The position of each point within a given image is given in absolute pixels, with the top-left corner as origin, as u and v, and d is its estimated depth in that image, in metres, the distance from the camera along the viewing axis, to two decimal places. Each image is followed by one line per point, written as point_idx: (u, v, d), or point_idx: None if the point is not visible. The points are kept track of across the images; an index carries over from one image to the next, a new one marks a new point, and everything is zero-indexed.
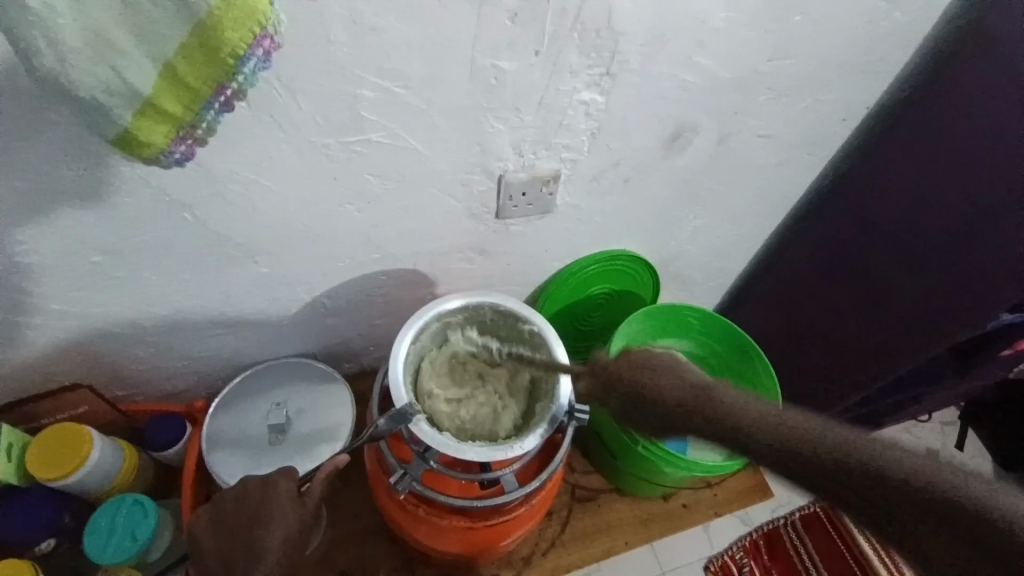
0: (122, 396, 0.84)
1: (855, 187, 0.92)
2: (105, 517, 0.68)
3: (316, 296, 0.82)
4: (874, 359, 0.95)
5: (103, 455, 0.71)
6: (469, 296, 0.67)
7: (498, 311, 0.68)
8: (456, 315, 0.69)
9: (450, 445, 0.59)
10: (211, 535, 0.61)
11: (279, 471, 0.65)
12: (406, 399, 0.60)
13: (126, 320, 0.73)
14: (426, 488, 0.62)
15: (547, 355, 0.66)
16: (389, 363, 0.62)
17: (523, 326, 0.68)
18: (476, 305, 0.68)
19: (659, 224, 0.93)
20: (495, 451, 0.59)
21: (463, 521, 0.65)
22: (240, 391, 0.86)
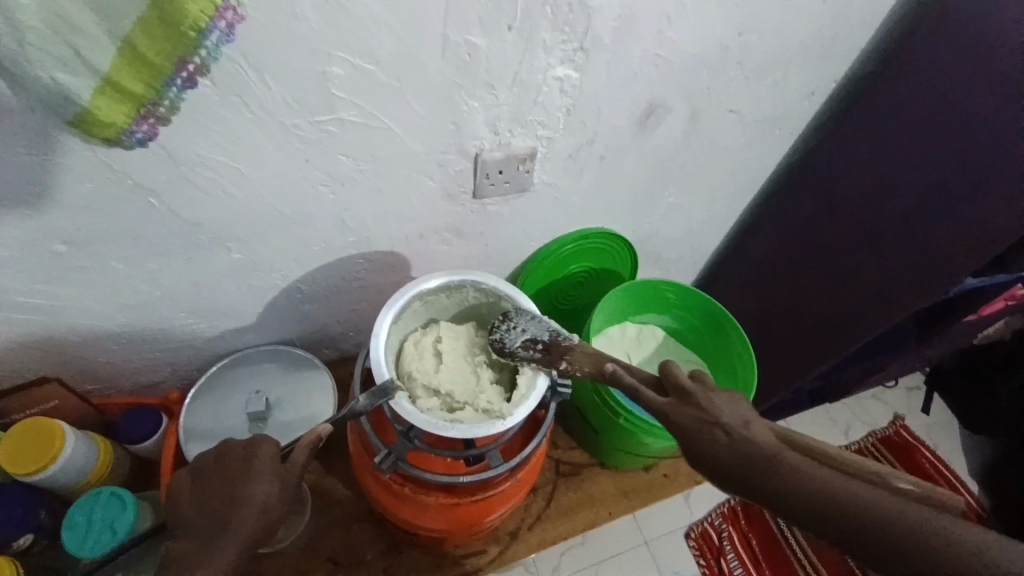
0: (95, 389, 0.82)
1: (823, 161, 0.95)
2: (82, 512, 0.67)
3: (291, 282, 0.80)
4: (838, 337, 0.97)
5: (76, 450, 0.70)
6: (451, 275, 0.67)
7: (481, 290, 0.68)
8: (438, 294, 0.68)
9: (432, 424, 0.58)
10: (190, 499, 0.58)
11: (263, 435, 0.63)
12: (389, 376, 0.60)
13: (94, 311, 0.71)
14: (411, 466, 0.62)
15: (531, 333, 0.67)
16: (371, 344, 0.61)
17: (506, 305, 0.68)
18: (458, 284, 0.67)
19: (635, 202, 0.94)
20: (479, 429, 0.59)
21: (449, 498, 0.66)
22: (218, 380, 0.85)
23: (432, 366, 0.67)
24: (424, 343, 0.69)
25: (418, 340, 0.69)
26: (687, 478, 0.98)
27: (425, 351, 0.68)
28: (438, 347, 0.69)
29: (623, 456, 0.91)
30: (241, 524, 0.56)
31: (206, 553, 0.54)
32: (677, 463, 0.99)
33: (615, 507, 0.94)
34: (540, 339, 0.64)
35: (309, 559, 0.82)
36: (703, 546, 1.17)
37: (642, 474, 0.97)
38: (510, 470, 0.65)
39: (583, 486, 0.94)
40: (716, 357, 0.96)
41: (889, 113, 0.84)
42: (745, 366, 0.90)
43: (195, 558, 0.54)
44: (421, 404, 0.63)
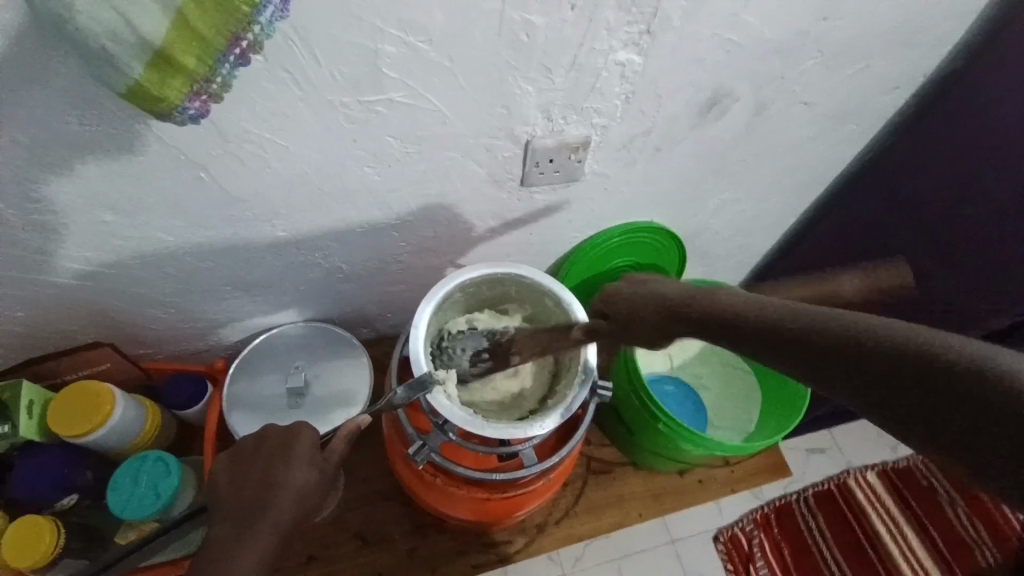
0: (143, 353, 0.84)
1: (898, 162, 0.87)
2: (128, 475, 0.69)
3: (333, 262, 0.80)
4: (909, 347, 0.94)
5: (125, 412, 0.72)
6: (494, 267, 0.64)
7: (523, 284, 0.66)
8: (480, 285, 0.66)
9: (467, 421, 0.57)
10: (229, 479, 0.60)
11: (300, 422, 0.63)
12: (425, 368, 0.58)
13: (143, 279, 0.73)
14: (445, 459, 0.62)
15: (572, 332, 0.63)
16: (410, 336, 0.59)
17: (550, 300, 0.65)
18: (501, 276, 0.65)
19: (689, 195, 0.89)
20: (515, 430, 0.57)
21: (479, 492, 0.66)
22: (259, 352, 0.86)
23: (469, 358, 0.66)
24: (463, 333, 0.67)
25: (458, 329, 0.67)
26: (723, 485, 0.95)
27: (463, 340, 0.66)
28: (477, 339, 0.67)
29: (657, 459, 0.88)
30: (276, 509, 0.57)
31: (243, 535, 0.56)
32: (714, 470, 0.96)
33: (645, 508, 0.92)
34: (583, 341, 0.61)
35: (339, 535, 0.83)
36: (731, 550, 1.13)
37: (675, 477, 0.94)
38: (543, 470, 0.63)
39: (613, 485, 0.92)
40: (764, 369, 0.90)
41: (984, 122, 0.76)
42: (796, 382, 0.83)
43: (232, 538, 0.55)
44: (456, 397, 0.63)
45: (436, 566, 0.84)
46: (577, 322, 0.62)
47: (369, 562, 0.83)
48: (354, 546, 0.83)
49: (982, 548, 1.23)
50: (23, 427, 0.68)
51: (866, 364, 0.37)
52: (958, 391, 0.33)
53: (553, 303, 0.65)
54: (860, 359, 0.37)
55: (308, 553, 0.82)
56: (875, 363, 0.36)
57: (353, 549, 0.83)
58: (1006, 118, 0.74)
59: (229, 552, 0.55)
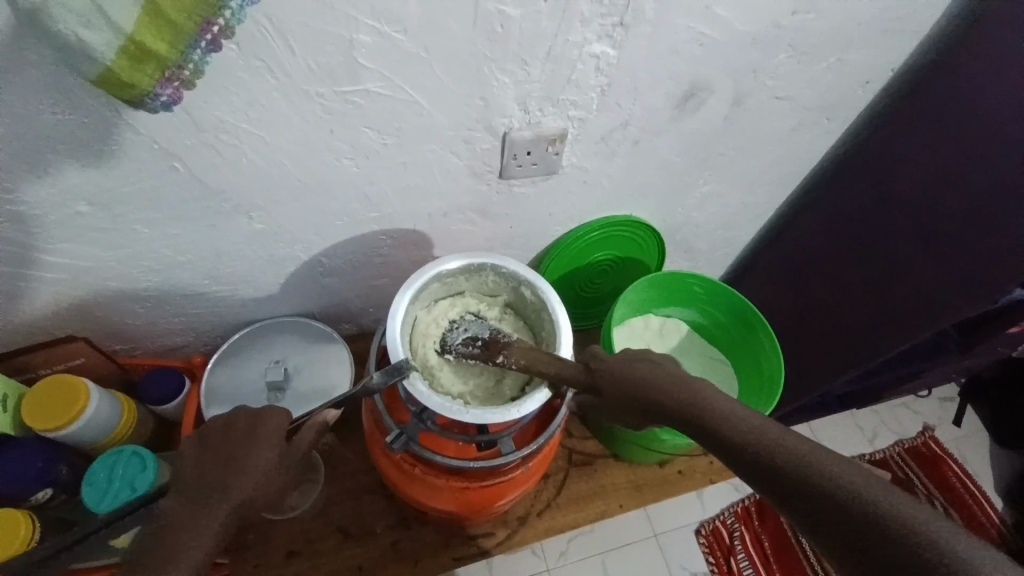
0: (121, 349, 0.84)
1: (877, 158, 0.89)
2: (103, 470, 0.69)
3: (313, 255, 0.80)
4: (880, 339, 0.91)
5: (100, 407, 0.72)
6: (471, 256, 0.62)
7: (501, 274, 0.63)
8: (456, 276, 0.63)
9: (449, 408, 0.55)
10: (192, 460, 0.60)
11: (270, 407, 0.64)
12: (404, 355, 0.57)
13: (119, 273, 0.72)
14: (423, 448, 0.62)
15: (550, 322, 0.62)
16: (387, 326, 0.57)
17: (526, 291, 0.63)
18: (477, 266, 0.62)
19: (667, 189, 0.90)
20: (494, 415, 0.55)
21: (459, 480, 0.66)
22: (239, 347, 0.86)
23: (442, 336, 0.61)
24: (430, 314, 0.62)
25: (428, 307, 0.62)
26: (703, 476, 0.96)
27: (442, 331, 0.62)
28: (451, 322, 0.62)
29: (637, 449, 0.89)
30: (236, 488, 0.58)
31: (197, 514, 0.56)
32: (694, 460, 0.96)
33: (626, 500, 0.92)
34: (561, 331, 0.59)
35: (321, 529, 0.83)
36: (713, 543, 1.15)
37: (657, 469, 0.95)
38: (521, 458, 0.63)
39: (595, 476, 0.93)
40: (742, 360, 0.91)
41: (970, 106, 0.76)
42: (771, 371, 0.84)
43: (194, 517, 0.56)
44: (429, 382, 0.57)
45: (419, 559, 0.84)
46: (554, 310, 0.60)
47: (352, 556, 0.82)
48: (337, 540, 0.83)
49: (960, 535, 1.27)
50: None
51: (825, 502, 0.45)
52: (826, 505, 0.45)
53: (530, 293, 0.62)
54: (829, 498, 0.45)
55: (289, 547, 0.82)
56: (834, 504, 0.45)
57: (335, 543, 0.83)
58: (981, 104, 0.75)
59: (191, 533, 0.56)
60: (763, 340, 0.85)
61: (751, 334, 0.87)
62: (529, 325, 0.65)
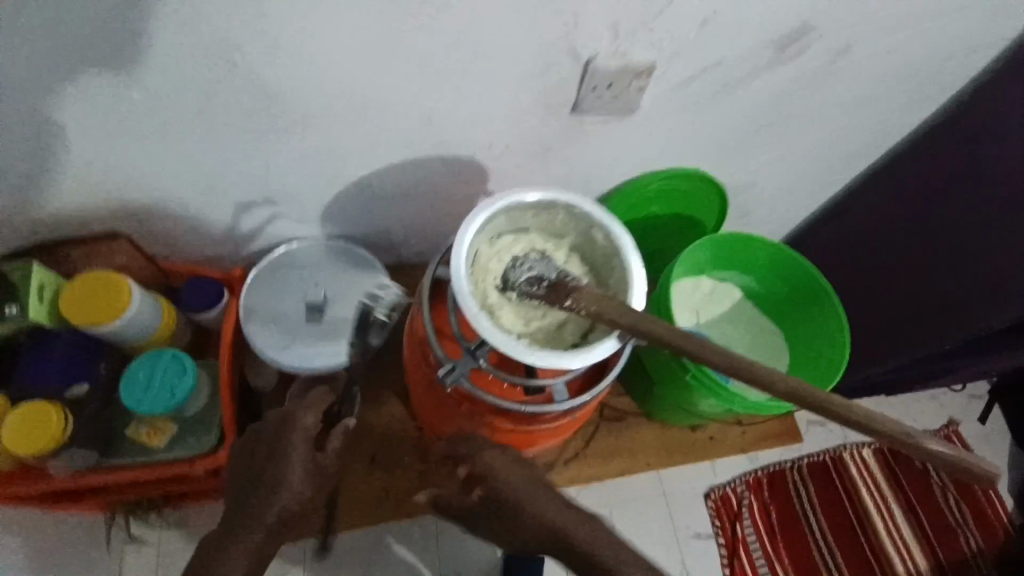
0: (160, 254, 0.81)
1: (979, 128, 0.81)
2: (143, 370, 0.68)
3: (363, 176, 0.75)
4: (949, 322, 0.83)
5: (141, 309, 0.70)
6: (544, 189, 0.56)
7: (572, 214, 0.58)
8: (523, 211, 0.58)
9: (512, 346, 0.51)
10: (236, 470, 0.66)
11: (296, 407, 0.68)
12: (467, 286, 0.52)
13: (163, 173, 0.68)
14: (475, 386, 0.60)
15: (621, 268, 0.57)
16: (455, 253, 0.52)
17: (597, 234, 0.58)
18: (549, 202, 0.57)
19: (742, 145, 0.83)
20: (556, 359, 0.51)
21: (504, 422, 0.64)
22: (279, 265, 0.84)
23: (504, 273, 0.56)
24: (494, 249, 0.57)
25: (491, 241, 0.58)
26: (733, 444, 0.95)
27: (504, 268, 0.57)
28: (514, 259, 0.57)
29: (673, 410, 0.87)
30: (273, 503, 0.63)
31: (235, 530, 0.62)
32: (726, 428, 0.95)
33: (654, 459, 0.92)
34: (634, 278, 0.55)
35: (351, 453, 0.83)
36: (720, 507, 1.18)
37: (687, 432, 0.94)
38: (572, 408, 0.61)
39: (624, 433, 0.92)
40: (796, 334, 0.86)
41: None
42: (831, 354, 0.79)
43: (239, 526, 0.62)
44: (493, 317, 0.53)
45: None
46: (628, 255, 0.55)
47: (379, 481, 0.83)
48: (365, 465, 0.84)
49: (964, 530, 1.30)
50: (37, 311, 0.66)
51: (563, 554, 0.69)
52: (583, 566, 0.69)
53: (602, 237, 0.58)
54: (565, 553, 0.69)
55: None
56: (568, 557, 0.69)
57: (364, 468, 0.83)
58: None
59: (249, 517, 0.63)
60: (828, 317, 0.80)
61: (814, 308, 0.82)
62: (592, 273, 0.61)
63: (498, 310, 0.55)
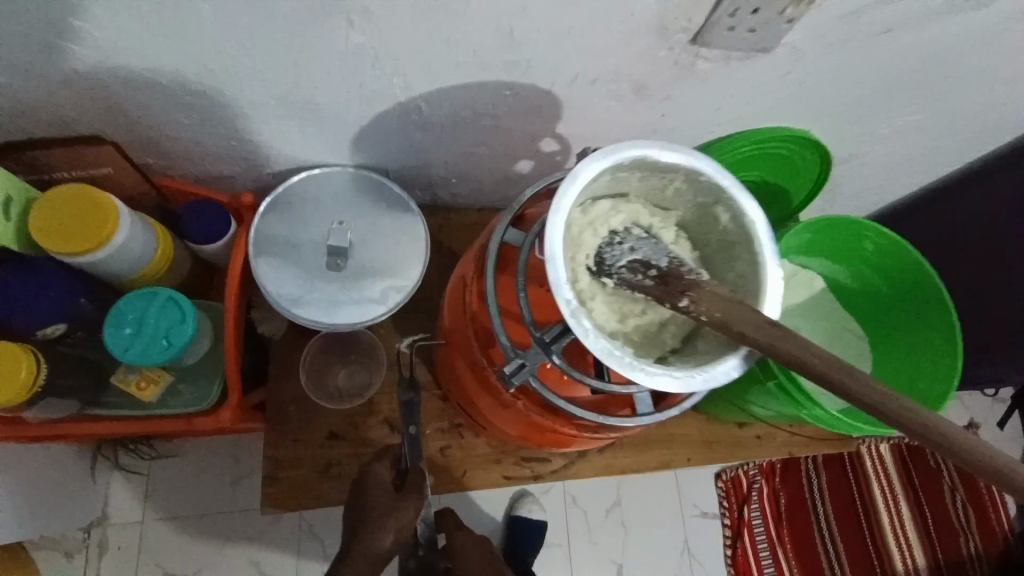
0: (155, 167, 0.67)
1: None
2: (134, 312, 0.57)
3: (412, 98, 0.60)
4: None
5: (131, 237, 0.58)
6: (665, 147, 0.43)
7: (692, 183, 0.45)
8: (629, 174, 0.45)
9: (615, 353, 0.38)
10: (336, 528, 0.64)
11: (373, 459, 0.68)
12: (561, 268, 0.39)
13: (163, 69, 0.53)
14: (544, 386, 0.49)
15: (749, 259, 0.44)
16: (547, 222, 0.40)
17: (722, 211, 0.45)
18: (666, 164, 0.44)
19: (867, 105, 0.69)
20: (670, 373, 0.39)
21: (567, 426, 0.53)
22: (299, 197, 0.70)
23: (599, 252, 0.44)
24: (587, 218, 0.45)
25: (584, 208, 0.45)
26: (780, 446, 0.86)
27: (598, 245, 0.44)
28: (612, 234, 0.45)
29: (725, 405, 0.78)
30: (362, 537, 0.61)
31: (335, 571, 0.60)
32: (775, 428, 0.86)
33: (695, 454, 0.83)
34: (769, 275, 0.42)
35: (367, 417, 0.74)
36: (730, 490, 1.18)
37: (733, 429, 0.85)
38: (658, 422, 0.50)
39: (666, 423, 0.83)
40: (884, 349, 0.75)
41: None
42: (925, 387, 0.68)
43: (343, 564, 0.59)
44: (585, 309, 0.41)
45: (466, 470, 0.76)
46: (764, 246, 0.43)
47: None
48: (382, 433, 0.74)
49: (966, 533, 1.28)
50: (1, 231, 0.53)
51: None
52: None
53: (728, 218, 0.45)
54: None
55: (331, 429, 0.73)
56: None
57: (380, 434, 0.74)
58: None
59: (371, 541, 0.61)
60: (934, 341, 0.69)
61: (918, 326, 0.71)
62: (702, 259, 0.48)
63: (589, 299, 0.43)
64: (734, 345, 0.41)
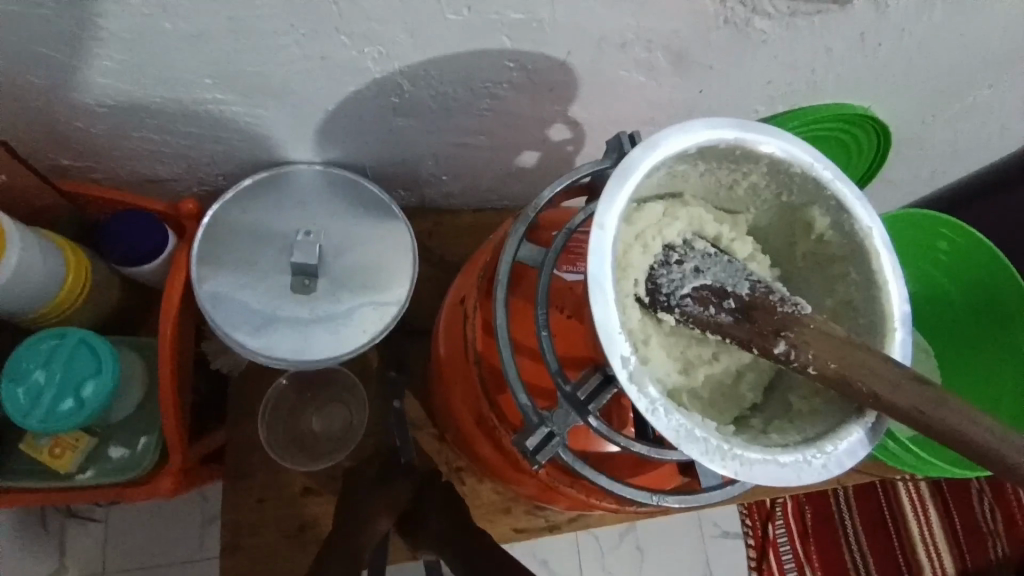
0: (72, 168, 0.54)
1: None
2: (34, 365, 0.44)
3: (391, 74, 0.48)
4: None
5: (29, 263, 0.46)
6: (744, 127, 0.31)
7: (776, 176, 0.33)
8: (692, 164, 0.33)
9: (693, 435, 0.26)
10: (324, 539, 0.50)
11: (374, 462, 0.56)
12: (613, 305, 0.27)
13: (64, 36, 0.40)
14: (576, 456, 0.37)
15: (856, 279, 0.32)
16: (589, 238, 0.28)
17: (815, 212, 0.33)
18: (744, 152, 0.32)
19: (944, 76, 0.58)
20: (773, 463, 0.27)
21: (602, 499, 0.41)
22: (254, 202, 0.57)
23: (652, 276, 0.32)
24: (634, 228, 0.32)
25: (631, 214, 0.33)
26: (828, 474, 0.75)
27: (654, 263, 0.32)
28: (671, 248, 0.33)
29: None
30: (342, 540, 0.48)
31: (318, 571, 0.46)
32: None
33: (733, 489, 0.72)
34: (893, 300, 0.30)
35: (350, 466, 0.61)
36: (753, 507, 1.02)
37: None
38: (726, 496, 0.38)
39: None
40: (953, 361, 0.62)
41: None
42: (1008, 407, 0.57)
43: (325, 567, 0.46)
44: (640, 359, 0.29)
45: None
46: (881, 261, 0.31)
47: None
48: None
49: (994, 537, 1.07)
50: None
51: None
52: None
53: (827, 223, 0.33)
54: None
55: (306, 483, 0.60)
56: None
57: None
58: None
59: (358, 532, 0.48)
60: (1022, 347, 0.57)
61: (1008, 339, 0.58)
62: (780, 278, 0.36)
63: (643, 343, 0.31)
64: (854, 406, 0.29)
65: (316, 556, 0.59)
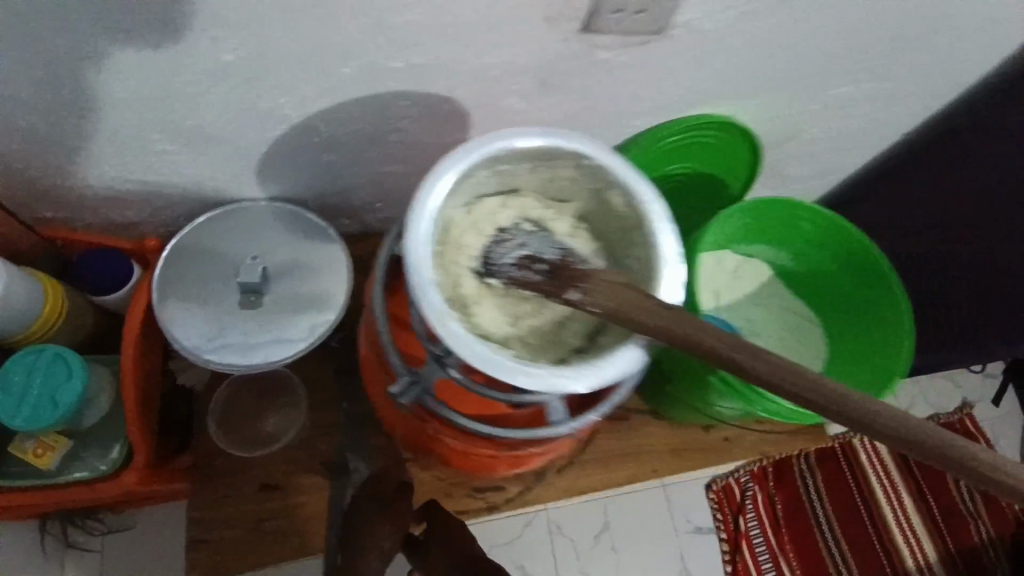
0: (52, 218, 0.64)
1: None
2: (19, 375, 0.54)
3: (307, 116, 0.58)
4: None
5: (12, 292, 0.55)
6: (542, 133, 0.40)
7: (580, 169, 0.42)
8: (513, 165, 0.42)
9: (491, 362, 0.35)
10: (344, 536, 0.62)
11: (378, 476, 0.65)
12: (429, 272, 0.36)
13: (37, 107, 0.50)
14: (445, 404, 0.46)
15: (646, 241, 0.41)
16: (412, 225, 0.37)
17: (614, 194, 0.42)
18: (547, 152, 0.41)
19: (796, 81, 0.67)
20: (556, 379, 0.36)
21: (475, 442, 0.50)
22: (207, 233, 0.67)
23: (484, 253, 0.41)
24: (471, 217, 0.42)
25: (467, 208, 0.42)
26: (752, 446, 0.81)
27: (485, 244, 0.41)
28: (500, 232, 0.42)
29: (689, 411, 0.74)
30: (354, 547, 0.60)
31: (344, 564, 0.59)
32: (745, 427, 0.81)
33: (662, 465, 0.78)
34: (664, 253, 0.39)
35: (302, 462, 0.69)
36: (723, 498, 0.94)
37: (700, 433, 0.80)
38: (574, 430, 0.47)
39: (629, 435, 0.78)
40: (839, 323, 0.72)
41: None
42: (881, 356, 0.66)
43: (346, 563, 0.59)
44: (466, 315, 0.38)
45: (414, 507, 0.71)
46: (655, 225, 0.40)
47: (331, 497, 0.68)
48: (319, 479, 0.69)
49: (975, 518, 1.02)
50: None
51: None
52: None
53: (621, 200, 0.41)
54: None
55: (263, 480, 0.68)
56: None
57: (319, 480, 0.68)
58: None
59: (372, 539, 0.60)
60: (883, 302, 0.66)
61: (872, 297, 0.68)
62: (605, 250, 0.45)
63: (475, 304, 0.40)
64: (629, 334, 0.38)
65: (273, 546, 0.66)
